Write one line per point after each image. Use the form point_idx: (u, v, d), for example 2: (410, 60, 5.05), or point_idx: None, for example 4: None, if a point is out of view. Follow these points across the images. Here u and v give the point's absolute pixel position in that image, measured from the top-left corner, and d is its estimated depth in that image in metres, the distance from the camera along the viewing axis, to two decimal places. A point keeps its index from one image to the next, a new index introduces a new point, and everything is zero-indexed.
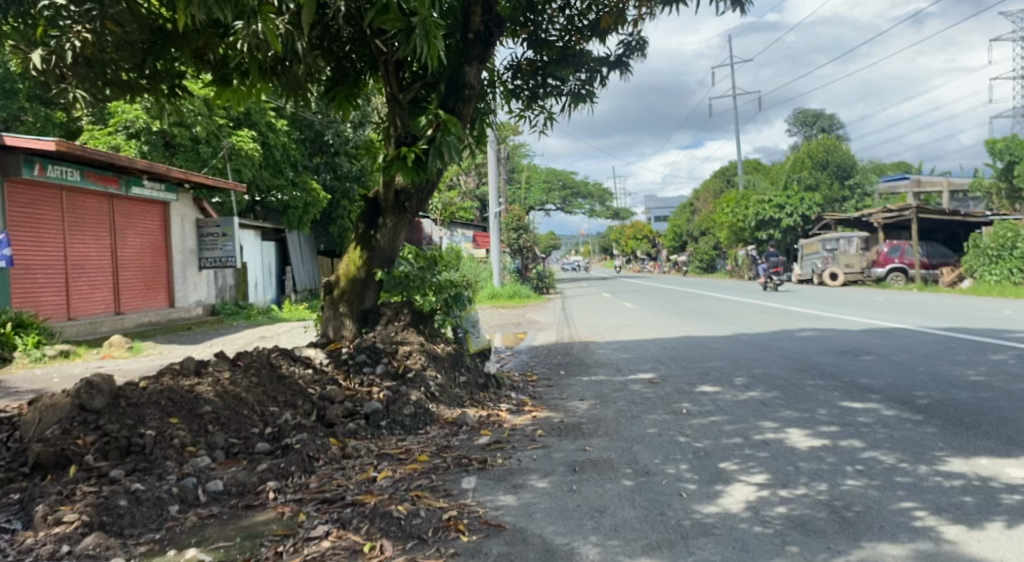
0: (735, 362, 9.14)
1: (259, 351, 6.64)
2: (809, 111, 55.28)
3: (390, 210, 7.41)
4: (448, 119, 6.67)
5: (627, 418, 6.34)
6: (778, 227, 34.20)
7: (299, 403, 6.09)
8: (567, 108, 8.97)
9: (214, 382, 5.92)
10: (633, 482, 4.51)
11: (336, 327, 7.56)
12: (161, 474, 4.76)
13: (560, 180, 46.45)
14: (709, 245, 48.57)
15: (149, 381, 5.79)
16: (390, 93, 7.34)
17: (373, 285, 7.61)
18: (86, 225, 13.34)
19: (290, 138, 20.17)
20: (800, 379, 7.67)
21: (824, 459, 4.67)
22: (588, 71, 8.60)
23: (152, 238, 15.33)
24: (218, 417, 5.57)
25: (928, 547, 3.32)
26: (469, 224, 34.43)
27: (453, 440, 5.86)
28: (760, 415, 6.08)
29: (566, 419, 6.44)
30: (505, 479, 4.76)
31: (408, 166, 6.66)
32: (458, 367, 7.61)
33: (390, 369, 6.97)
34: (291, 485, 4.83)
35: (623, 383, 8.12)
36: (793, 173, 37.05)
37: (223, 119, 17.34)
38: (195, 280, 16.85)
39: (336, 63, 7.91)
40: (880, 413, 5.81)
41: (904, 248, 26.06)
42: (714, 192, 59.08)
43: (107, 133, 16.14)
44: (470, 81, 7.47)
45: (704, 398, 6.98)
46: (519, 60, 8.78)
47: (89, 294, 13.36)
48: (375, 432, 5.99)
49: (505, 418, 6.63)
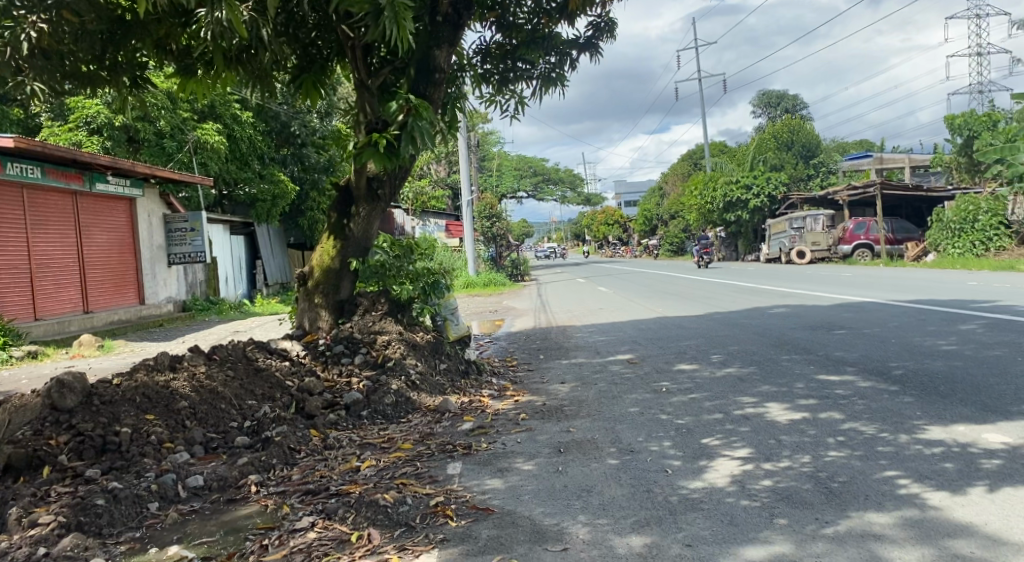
0: (711, 341, 9.21)
1: (235, 344, 6.54)
2: (772, 93, 55.75)
3: (363, 198, 7.33)
4: (419, 104, 6.58)
5: (608, 398, 6.35)
6: (747, 208, 34.54)
7: (277, 395, 6.01)
8: (538, 91, 8.93)
9: (189, 377, 5.82)
10: (618, 460, 4.52)
11: (312, 319, 7.46)
12: (139, 472, 4.67)
13: (530, 167, 46.39)
14: (679, 228, 48.86)
15: (123, 378, 5.67)
16: (358, 79, 7.23)
17: (349, 274, 7.52)
18: (49, 223, 13.03)
19: (256, 130, 19.86)
20: (776, 354, 7.74)
21: (806, 431, 4.71)
22: (558, 54, 8.55)
23: (119, 235, 15.04)
24: (195, 412, 5.48)
25: (913, 514, 3.36)
26: (440, 213, 34.24)
27: (436, 427, 5.83)
28: (739, 391, 6.12)
29: (547, 402, 6.44)
30: (490, 463, 4.74)
31: (380, 153, 6.58)
32: (439, 354, 7.56)
33: (369, 359, 6.92)
34: (273, 478, 4.77)
35: (602, 364, 8.15)
36: (759, 153, 37.40)
37: (187, 112, 16.98)
38: (165, 276, 16.56)
39: (303, 50, 7.77)
40: (857, 385, 5.88)
41: (870, 224, 26.33)
42: (682, 175, 59.47)
43: (67, 130, 15.64)
44: (440, 65, 7.42)
45: (683, 376, 7.01)
46: (488, 44, 8.72)
47: (56, 293, 13.07)
48: (356, 423, 5.94)
49: (487, 404, 6.60)
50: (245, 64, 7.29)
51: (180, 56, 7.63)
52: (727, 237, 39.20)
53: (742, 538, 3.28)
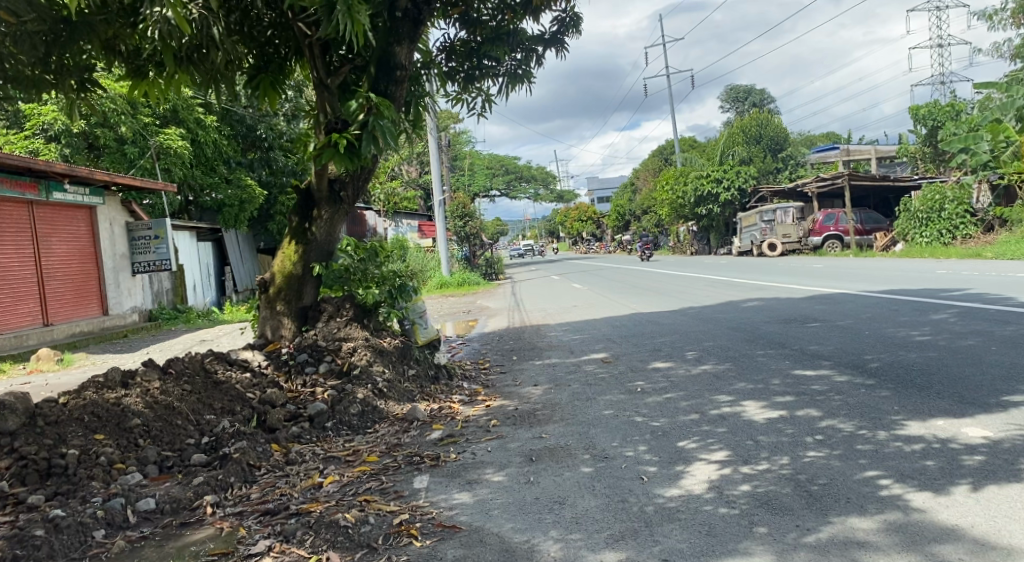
0: (686, 336, 9.10)
1: (192, 356, 6.26)
2: (740, 88, 56.11)
3: (325, 201, 7.10)
4: (380, 102, 6.36)
5: (582, 400, 6.18)
6: (718, 202, 34.67)
7: (238, 408, 5.75)
8: (504, 89, 8.76)
9: (143, 392, 5.54)
10: (591, 468, 4.35)
11: (274, 327, 7.20)
12: (85, 497, 4.41)
13: (502, 166, 46.25)
14: (651, 224, 49.18)
15: (71, 395, 5.39)
16: (317, 77, 6.99)
17: (312, 280, 7.27)
18: (4, 235, 12.61)
19: (220, 134, 19.47)
20: (750, 349, 7.63)
21: (784, 430, 4.57)
22: (524, 50, 8.38)
23: (79, 245, 14.61)
24: (149, 430, 5.22)
25: (897, 518, 3.22)
26: (412, 213, 33.95)
27: (403, 436, 5.62)
28: (714, 390, 5.98)
29: (520, 406, 6.26)
30: (459, 475, 4.54)
31: (340, 154, 6.35)
32: (407, 360, 7.33)
33: (334, 367, 6.68)
34: (230, 498, 4.53)
35: (576, 364, 7.99)
36: (729, 147, 37.59)
37: (148, 117, 16.56)
38: (129, 285, 16.12)
39: (260, 49, 7.50)
40: (833, 380, 5.76)
41: (839, 216, 26.48)
42: (653, 170, 59.73)
43: (23, 137, 15.38)
44: (401, 62, 7.21)
45: (658, 375, 6.87)
46: (451, 41, 8.52)
47: (13, 306, 12.65)
48: (320, 435, 5.71)
49: (458, 410, 6.40)
50: (198, 65, 7.00)
51: (130, 57, 7.34)
52: (699, 231, 39.38)
53: (721, 550, 3.12)
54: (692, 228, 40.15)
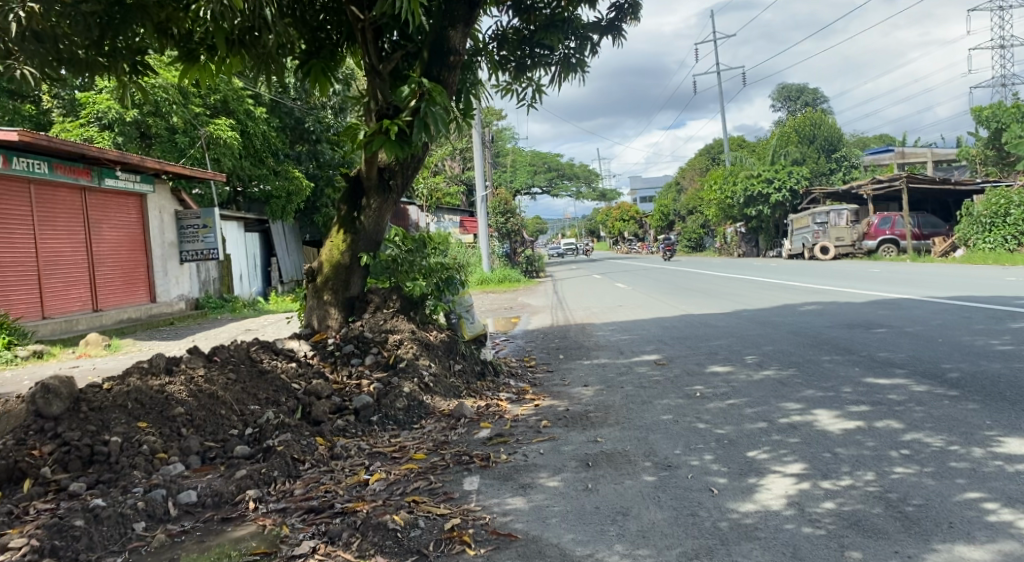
0: (742, 340, 8.73)
1: (237, 345, 6.12)
2: (792, 87, 55.00)
3: (374, 189, 6.90)
4: (432, 88, 6.10)
5: (638, 403, 5.89)
6: (768, 203, 33.92)
7: (282, 399, 5.59)
8: (557, 79, 8.48)
9: (187, 380, 5.40)
10: (655, 477, 4.06)
11: (321, 317, 7.01)
12: (126, 487, 4.26)
13: (545, 163, 45.93)
14: (697, 223, 48.60)
15: (115, 381, 5.26)
16: (368, 63, 6.79)
17: (359, 270, 7.08)
18: (58, 219, 12.76)
19: (269, 126, 19.47)
20: (815, 355, 7.24)
21: (864, 443, 4.23)
22: (579, 39, 8.06)
23: (129, 231, 14.73)
24: (192, 419, 5.07)
25: (1011, 549, 2.89)
26: (456, 209, 33.86)
27: (450, 434, 5.39)
28: (780, 397, 5.64)
29: (571, 407, 5.98)
30: (511, 477, 4.29)
31: (391, 141, 6.17)
32: (453, 354, 7.11)
33: (380, 360, 6.49)
34: (274, 493, 4.35)
35: (628, 365, 7.68)
36: (781, 147, 36.62)
37: (199, 107, 16.72)
38: (177, 273, 16.23)
39: (311, 34, 7.36)
40: (911, 389, 5.38)
41: (895, 219, 25.62)
42: (700, 169, 58.84)
43: (78, 125, 15.53)
44: (455, 47, 6.96)
45: (717, 380, 6.54)
46: (504, 29, 8.30)
47: (65, 291, 12.78)
48: (366, 429, 5.51)
49: (506, 409, 6.15)
50: (249, 50, 6.89)
51: (182, 41, 7.19)
52: (747, 232, 38.60)
53: None
54: (740, 229, 39.37)
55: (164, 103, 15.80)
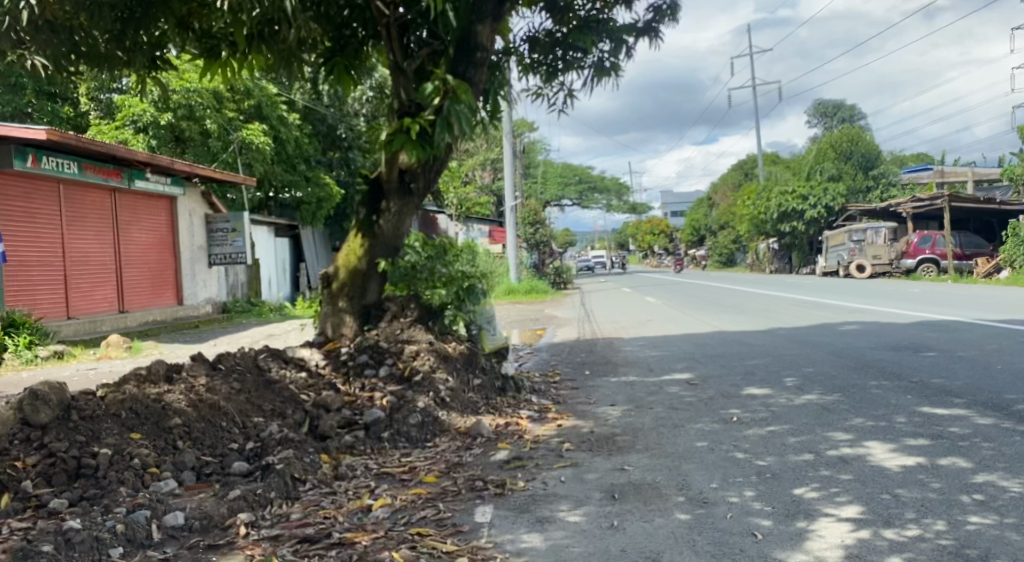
0: (781, 360, 8.23)
1: (244, 353, 5.75)
2: (829, 102, 54.05)
3: (394, 192, 6.60)
4: (458, 85, 5.72)
5: (669, 427, 5.43)
6: (803, 219, 33.19)
7: (289, 412, 5.24)
8: (590, 83, 8.08)
9: (187, 389, 5.04)
10: (688, 515, 3.62)
11: (334, 324, 6.66)
12: (109, 506, 3.90)
13: (575, 175, 45.58)
14: (729, 239, 47.92)
15: (110, 389, 4.91)
16: (393, 61, 6.50)
17: (377, 276, 6.73)
18: (87, 219, 12.60)
19: (302, 131, 19.31)
20: (861, 379, 6.72)
21: (928, 484, 3.77)
22: (613, 41, 7.64)
23: (159, 233, 14.58)
24: (190, 431, 4.71)
25: None
26: (484, 219, 33.54)
27: (465, 455, 4.98)
28: (827, 425, 5.15)
29: (597, 429, 5.54)
30: (528, 510, 3.87)
31: (412, 141, 5.82)
32: (473, 368, 6.70)
33: (394, 372, 6.11)
34: (268, 517, 3.96)
35: (658, 385, 7.20)
36: (818, 163, 35.74)
37: (232, 112, 16.47)
38: (205, 276, 16.05)
39: (336, 31, 6.99)
40: (975, 423, 4.91)
41: (936, 238, 24.81)
42: (733, 185, 57.95)
43: (114, 128, 15.47)
44: (483, 43, 6.57)
45: (756, 403, 6.05)
46: (536, 30, 7.94)
47: (91, 291, 12.60)
48: (375, 446, 5.12)
49: (526, 428, 5.72)
50: (268, 44, 6.58)
51: (204, 35, 6.94)
52: (781, 249, 37.83)
53: None
54: (774, 246, 38.56)
55: (198, 107, 15.60)
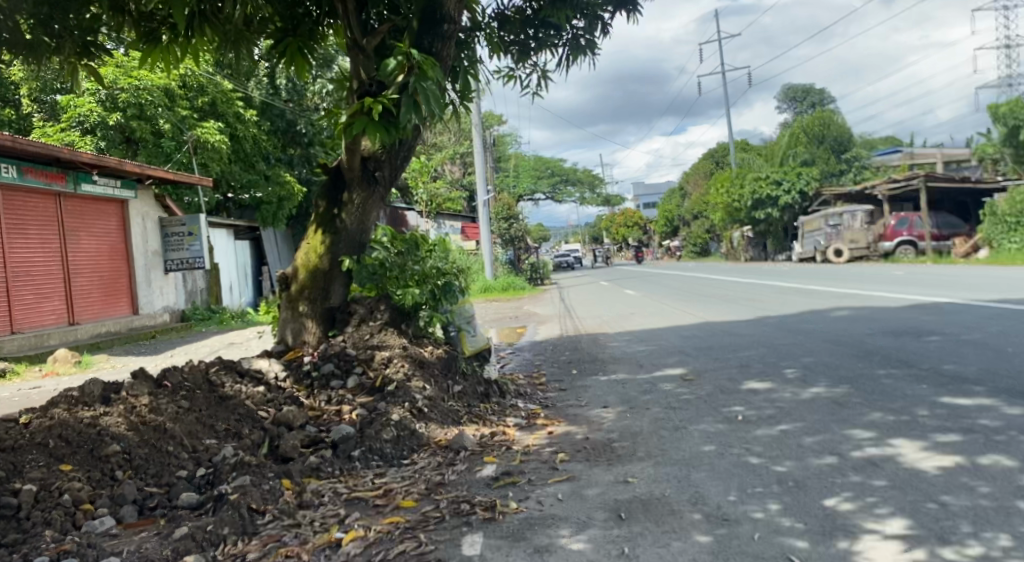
0: (776, 350, 7.79)
1: (193, 367, 5.16)
2: (798, 88, 54.07)
3: (358, 183, 6.05)
4: (424, 60, 5.16)
5: (670, 430, 4.94)
6: (777, 205, 33.01)
7: (245, 431, 4.69)
8: (564, 63, 7.57)
9: (127, 410, 4.45)
10: (710, 538, 3.13)
11: (296, 331, 6.11)
12: (28, 554, 3.32)
13: (548, 169, 45.06)
14: (702, 228, 47.82)
15: (34, 416, 4.31)
16: (351, 38, 5.90)
17: (341, 276, 6.16)
18: (29, 227, 11.86)
19: (260, 128, 18.63)
20: (867, 368, 6.29)
21: (977, 490, 3.33)
22: (588, 17, 7.16)
23: (110, 240, 13.86)
24: (130, 459, 4.14)
25: None
26: (457, 216, 32.98)
27: (447, 473, 4.46)
28: (843, 421, 4.69)
29: (591, 435, 5.04)
30: (524, 537, 3.35)
31: (375, 123, 5.25)
32: (452, 373, 6.17)
33: (365, 382, 5.59)
34: (220, 558, 3.42)
35: (651, 382, 6.71)
36: (790, 148, 35.51)
37: (185, 109, 15.76)
38: (162, 284, 15.33)
39: (287, 10, 6.39)
40: (1005, 413, 4.49)
41: (912, 219, 24.72)
42: (704, 175, 57.89)
43: (59, 130, 14.71)
44: (451, 14, 6.06)
45: (760, 399, 5.58)
46: (505, 8, 7.37)
47: (36, 303, 11.87)
48: (345, 467, 4.59)
49: (513, 438, 5.20)
50: (211, 22, 5.94)
51: (143, 20, 6.25)
52: (755, 236, 37.71)
53: None
54: (747, 233, 38.42)
55: (148, 105, 15.00)
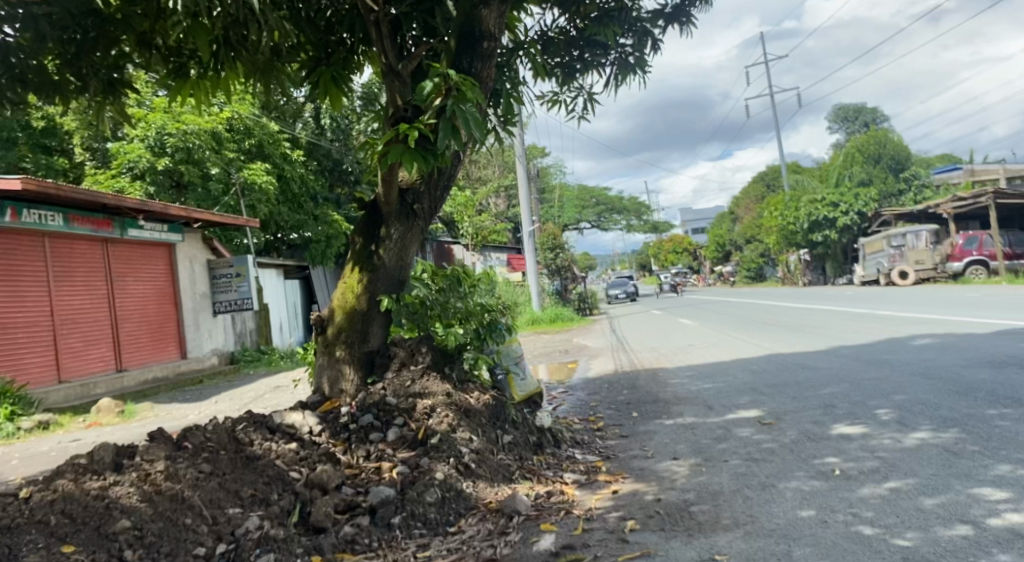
0: (860, 387, 7.01)
1: (217, 423, 4.64)
2: (849, 107, 52.64)
3: (395, 216, 5.57)
4: (462, 81, 4.67)
5: (756, 489, 4.27)
6: (834, 227, 31.82)
7: (273, 497, 4.17)
8: (612, 84, 7.03)
9: (140, 478, 3.95)
10: None
11: (332, 379, 5.53)
12: None
13: (594, 198, 44.35)
14: (754, 253, 46.54)
15: (36, 489, 3.83)
16: (385, 63, 5.47)
17: (380, 317, 5.62)
18: (76, 274, 11.70)
19: (307, 169, 18.44)
20: (975, 407, 5.52)
21: None
22: (635, 32, 6.65)
23: (157, 285, 13.68)
24: (141, 537, 3.63)
25: None
26: (503, 248, 32.48)
27: (499, 546, 3.88)
28: (964, 476, 4.00)
29: (664, 496, 4.38)
30: None
31: (411, 151, 4.76)
32: (501, 422, 5.58)
33: (406, 435, 5.05)
34: None
35: (725, 427, 6.00)
36: (845, 168, 34.22)
37: (233, 153, 15.65)
38: (210, 326, 15.11)
39: (319, 38, 5.87)
40: None
41: (982, 238, 23.34)
42: (754, 197, 56.53)
43: (110, 176, 14.77)
44: (488, 28, 5.58)
45: (855, 448, 4.87)
46: (548, 30, 6.85)
47: (84, 351, 11.66)
48: (384, 538, 4.03)
49: (575, 498, 4.57)
50: (240, 52, 5.29)
51: None
52: (812, 259, 36.41)
53: None
54: (804, 256, 37.11)
55: (196, 149, 14.84)
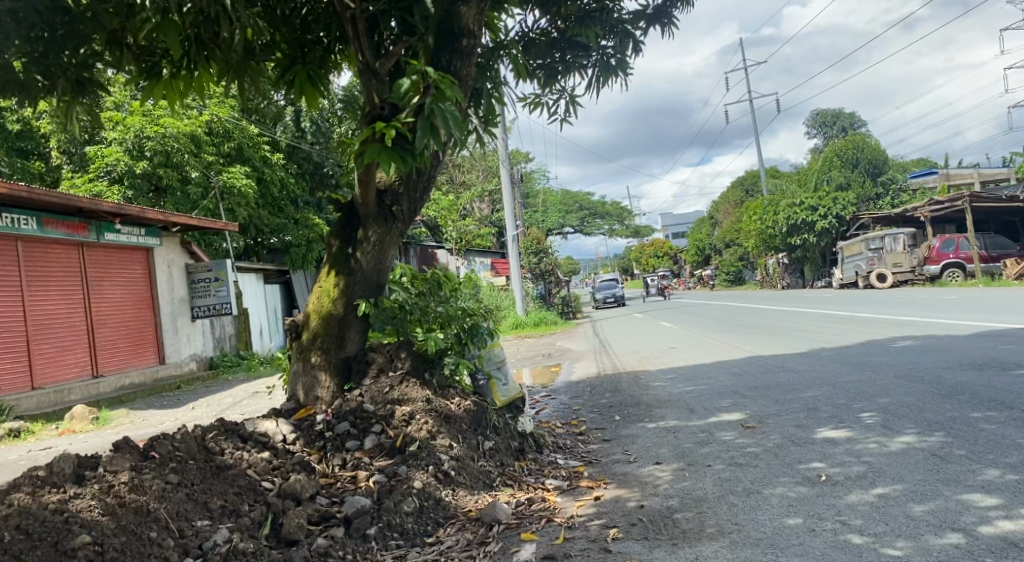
0: (843, 389, 6.96)
1: (186, 431, 4.48)
2: (828, 112, 53.07)
3: (373, 217, 5.42)
4: (440, 78, 4.54)
5: (741, 494, 4.18)
6: (814, 230, 32.01)
7: (244, 509, 4.03)
8: (594, 87, 6.93)
9: (103, 490, 3.78)
10: None
11: (307, 386, 5.40)
12: None
13: (575, 202, 44.35)
14: (735, 257, 46.76)
15: None
16: (362, 62, 5.33)
17: (357, 322, 5.49)
18: (50, 278, 11.43)
19: (287, 172, 18.23)
20: (959, 410, 5.48)
21: None
22: (617, 34, 6.55)
23: (134, 289, 13.41)
24: (102, 552, 3.45)
25: None
26: (485, 252, 32.36)
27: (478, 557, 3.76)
28: (953, 481, 3.93)
29: (648, 502, 4.28)
30: None
31: (388, 151, 4.63)
32: (483, 428, 5.45)
33: (384, 442, 4.92)
34: None
35: (708, 431, 5.92)
36: (824, 172, 34.44)
37: (211, 155, 15.43)
38: (188, 331, 14.85)
39: (295, 36, 5.67)
40: None
41: (959, 241, 23.54)
42: (734, 201, 56.83)
43: (87, 181, 14.37)
44: (467, 26, 5.46)
45: (840, 452, 4.80)
46: (529, 32, 6.76)
47: (58, 356, 11.38)
48: (360, 549, 3.90)
49: (556, 505, 4.46)
50: (213, 51, 5.11)
51: None
52: (791, 262, 36.61)
53: None
54: (784, 260, 37.33)
55: (175, 152, 14.61)
